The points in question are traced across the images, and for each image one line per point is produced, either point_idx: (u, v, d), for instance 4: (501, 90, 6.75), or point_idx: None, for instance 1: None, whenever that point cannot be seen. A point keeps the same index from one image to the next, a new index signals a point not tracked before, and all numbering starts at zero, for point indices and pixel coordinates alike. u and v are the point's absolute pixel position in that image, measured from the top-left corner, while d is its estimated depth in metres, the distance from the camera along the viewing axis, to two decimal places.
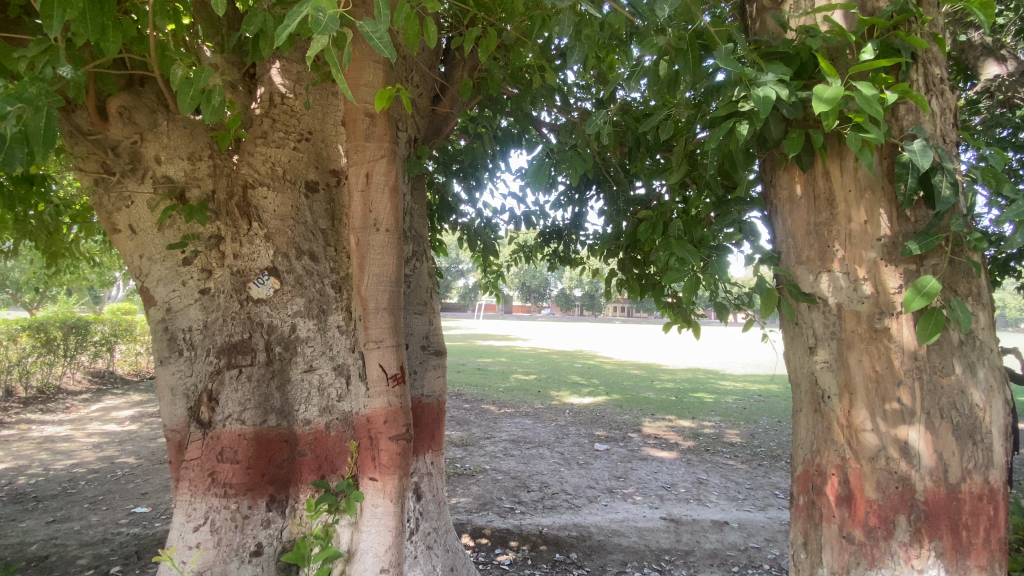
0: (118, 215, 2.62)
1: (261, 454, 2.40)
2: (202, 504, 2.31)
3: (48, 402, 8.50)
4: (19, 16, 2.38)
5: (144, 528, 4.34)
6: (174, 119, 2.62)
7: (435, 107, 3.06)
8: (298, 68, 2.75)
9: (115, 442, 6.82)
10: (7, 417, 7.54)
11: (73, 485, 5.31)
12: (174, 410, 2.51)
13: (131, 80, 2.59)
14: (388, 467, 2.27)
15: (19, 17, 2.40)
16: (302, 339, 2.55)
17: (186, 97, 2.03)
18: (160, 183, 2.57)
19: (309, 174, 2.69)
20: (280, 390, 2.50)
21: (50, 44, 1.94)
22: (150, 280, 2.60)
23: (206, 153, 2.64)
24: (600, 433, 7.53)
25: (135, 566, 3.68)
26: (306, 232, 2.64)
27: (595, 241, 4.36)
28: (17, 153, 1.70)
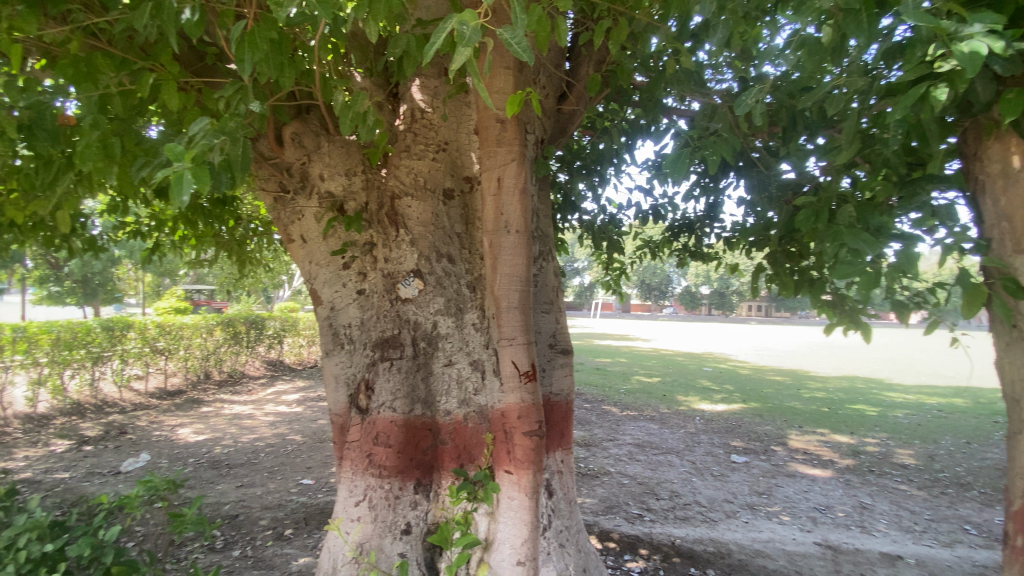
0: (293, 227, 3.01)
1: (409, 440, 2.60)
2: (362, 482, 2.56)
3: (235, 385, 10.21)
4: (214, 62, 2.78)
5: (310, 498, 4.99)
6: (334, 140, 2.95)
7: (560, 105, 3.04)
8: (434, 83, 2.93)
9: (285, 421, 7.97)
10: (207, 396, 9.20)
11: (255, 456, 6.31)
12: (337, 397, 2.83)
13: (300, 109, 2.96)
14: (523, 461, 2.33)
15: (215, 64, 2.80)
16: (442, 335, 2.72)
17: (346, 120, 2.27)
18: (324, 198, 2.91)
19: (446, 182, 2.86)
20: (424, 382, 2.69)
21: (241, 85, 2.28)
22: (318, 283, 2.95)
23: (359, 169, 2.94)
24: (736, 444, 6.96)
25: (304, 531, 4.26)
26: (444, 236, 2.81)
27: (733, 233, 4.04)
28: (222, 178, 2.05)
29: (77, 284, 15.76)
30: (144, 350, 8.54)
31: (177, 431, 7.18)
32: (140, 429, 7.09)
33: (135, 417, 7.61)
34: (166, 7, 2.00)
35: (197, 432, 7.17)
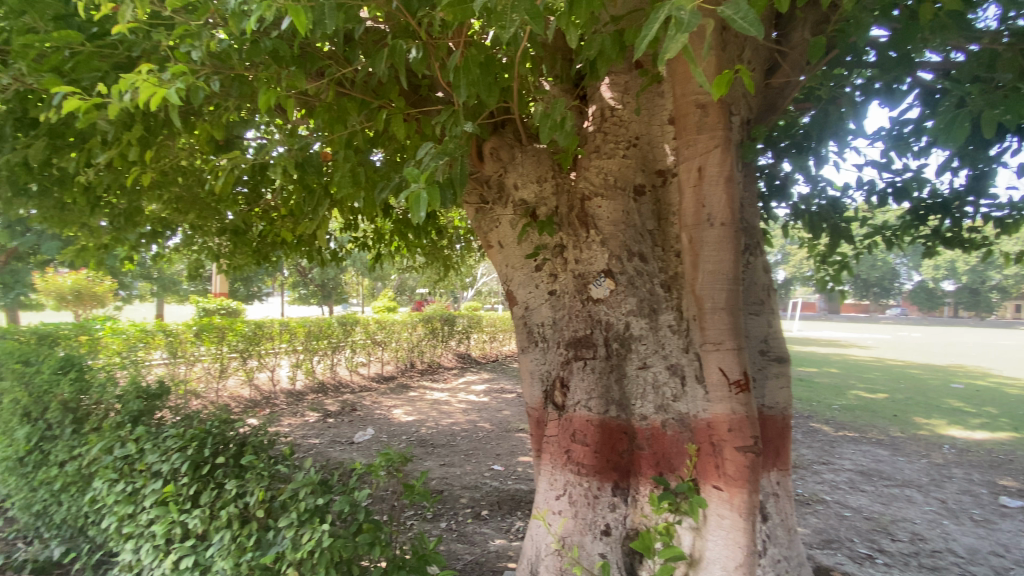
0: (491, 234, 3.13)
1: (606, 442, 2.58)
2: (561, 477, 2.61)
3: (434, 374, 11.59)
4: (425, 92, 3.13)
5: (501, 484, 5.37)
6: (526, 150, 3.04)
7: (768, 80, 2.72)
8: (625, 78, 2.89)
9: (476, 410, 8.75)
10: (413, 383, 10.63)
11: (453, 439, 7.04)
12: (533, 392, 2.94)
13: (496, 124, 3.14)
14: (735, 478, 2.15)
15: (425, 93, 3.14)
16: (637, 336, 2.65)
17: (545, 128, 2.32)
18: (518, 205, 2.99)
19: (637, 178, 2.79)
20: (619, 383, 2.64)
21: (454, 109, 2.52)
22: (513, 284, 3.05)
23: (549, 174, 3.00)
24: (1010, 484, 5.38)
25: (498, 514, 4.60)
26: (636, 234, 2.74)
27: (1016, 212, 3.12)
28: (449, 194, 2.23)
29: (317, 288, 19.67)
30: (367, 342, 10.26)
31: (392, 411, 8.43)
32: (365, 408, 8.52)
33: (361, 397, 9.18)
34: (397, 50, 2.31)
35: (407, 414, 8.32)
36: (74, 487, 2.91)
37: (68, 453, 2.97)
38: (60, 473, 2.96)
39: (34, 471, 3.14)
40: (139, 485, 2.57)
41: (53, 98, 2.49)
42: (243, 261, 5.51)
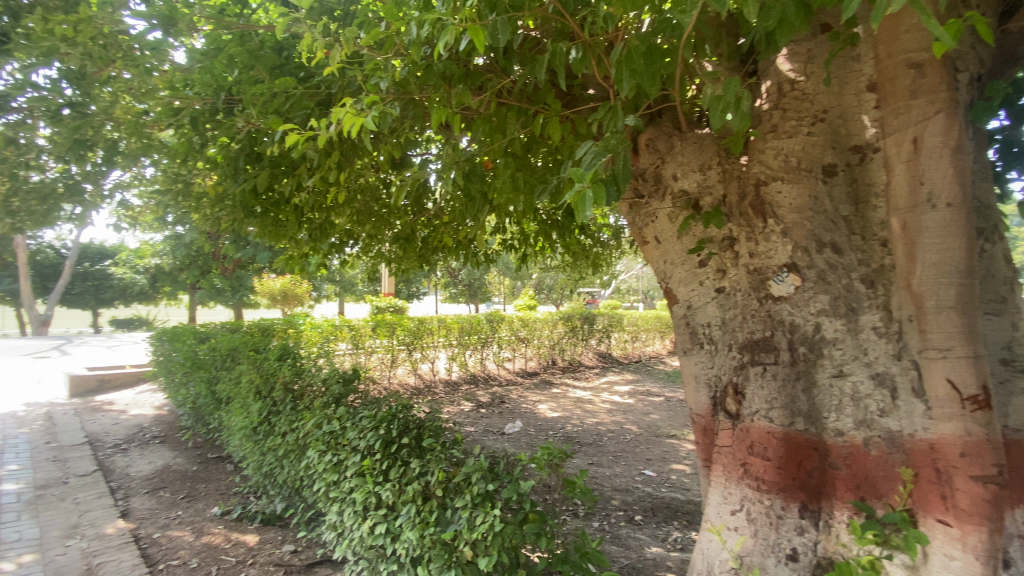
0: (647, 230, 2.98)
1: (791, 457, 2.31)
2: (737, 491, 2.41)
3: (576, 372, 11.63)
4: (577, 90, 3.12)
5: (653, 490, 5.17)
6: (687, 138, 2.85)
7: (1005, 25, 2.22)
8: (807, 47, 2.58)
9: (621, 411, 8.57)
10: (556, 380, 10.80)
11: (599, 439, 6.97)
12: (698, 397, 2.75)
13: (651, 115, 2.99)
14: (970, 514, 1.78)
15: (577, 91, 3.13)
16: (830, 340, 2.33)
17: (716, 113, 2.15)
18: (678, 197, 2.79)
19: (826, 157, 2.46)
20: (806, 393, 2.35)
21: (612, 104, 2.46)
22: (673, 281, 2.87)
23: (715, 161, 2.76)
24: None
25: (652, 520, 4.44)
26: (826, 222, 2.41)
27: None
28: (612, 191, 2.18)
29: (464, 288, 21.10)
30: (512, 338, 10.68)
31: (538, 406, 8.66)
32: (513, 401, 8.89)
33: (509, 391, 9.60)
34: (557, 54, 2.31)
35: (552, 410, 8.48)
36: (292, 454, 3.48)
37: (288, 425, 3.57)
38: (283, 441, 3.57)
39: (262, 439, 3.83)
40: (342, 457, 2.96)
41: (276, 133, 2.98)
42: (408, 265, 6.10)
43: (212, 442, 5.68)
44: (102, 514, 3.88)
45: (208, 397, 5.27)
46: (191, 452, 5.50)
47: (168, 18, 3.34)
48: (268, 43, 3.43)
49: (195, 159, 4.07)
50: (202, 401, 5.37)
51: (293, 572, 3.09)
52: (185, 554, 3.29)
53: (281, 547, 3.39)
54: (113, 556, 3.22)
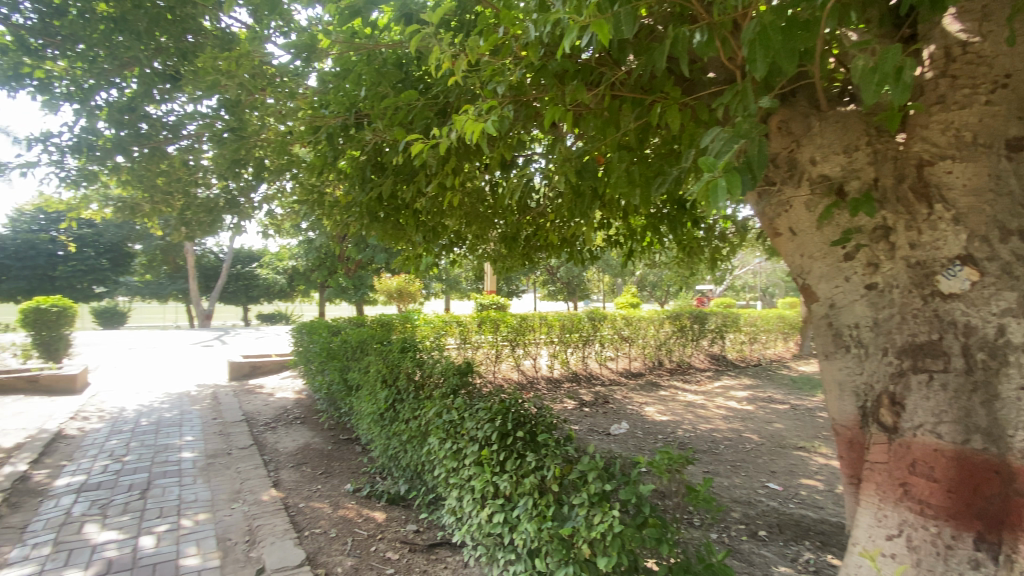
0: (780, 221, 2.73)
1: (965, 480, 2.00)
2: (895, 514, 2.15)
3: (686, 374, 11.04)
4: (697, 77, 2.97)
5: (780, 506, 4.74)
6: (827, 117, 2.56)
7: None
8: (983, 2, 2.22)
9: (739, 417, 7.97)
10: (663, 382, 10.34)
11: (715, 446, 6.55)
12: (844, 406, 2.53)
13: (783, 96, 2.74)
14: None
15: (697, 79, 2.99)
16: (1019, 345, 1.95)
17: (870, 88, 1.91)
18: (817, 183, 2.52)
19: (1010, 130, 2.11)
20: (986, 407, 2.00)
21: (742, 87, 2.30)
22: (812, 278, 2.61)
23: (863, 142, 2.46)
24: None
25: (779, 538, 4.08)
26: (1012, 206, 2.06)
27: None
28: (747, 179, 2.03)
29: (564, 286, 21.05)
30: (616, 337, 10.44)
31: (645, 408, 8.38)
32: (618, 402, 8.68)
33: (614, 391, 9.40)
34: (681, 39, 2.20)
35: (660, 413, 8.15)
36: (414, 440, 3.71)
37: (411, 413, 3.80)
38: (406, 427, 3.81)
39: (386, 425, 4.15)
40: (461, 446, 3.10)
41: (401, 143, 3.20)
42: (513, 264, 6.21)
43: (342, 425, 6.28)
44: (258, 482, 4.46)
45: (340, 383, 5.84)
46: (326, 433, 6.14)
47: (310, 47, 3.71)
48: (391, 60, 3.69)
49: (329, 171, 4.49)
50: (335, 388, 5.96)
51: (417, 551, 3.30)
52: (325, 524, 3.67)
53: (406, 526, 3.63)
54: (269, 519, 3.68)
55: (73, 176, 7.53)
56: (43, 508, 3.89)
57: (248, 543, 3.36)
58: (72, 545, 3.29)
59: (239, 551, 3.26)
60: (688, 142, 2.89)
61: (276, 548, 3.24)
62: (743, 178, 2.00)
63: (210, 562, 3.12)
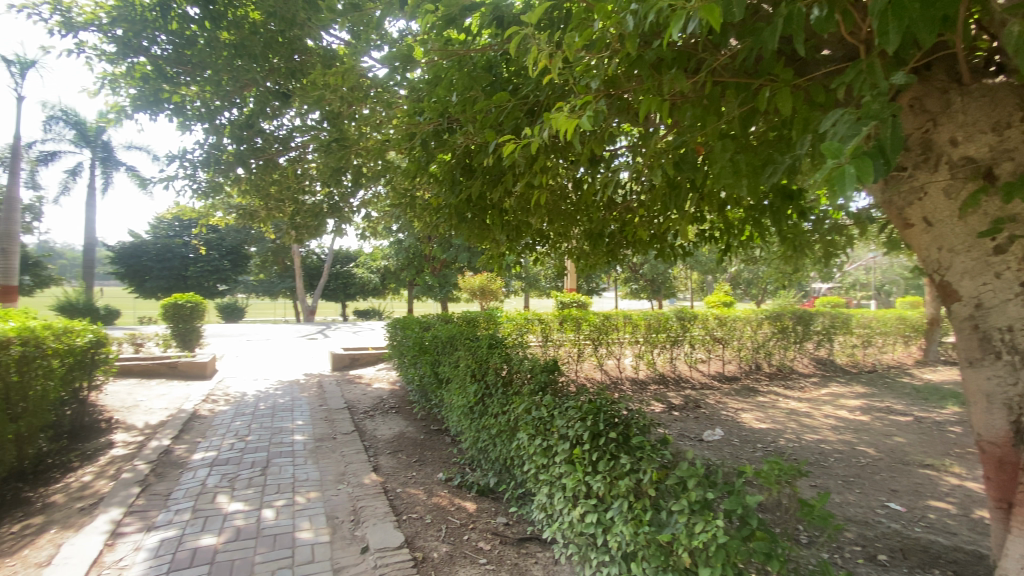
0: (910, 211, 2.49)
1: None
2: None
3: (787, 380, 10.21)
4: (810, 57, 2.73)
5: (903, 529, 4.23)
6: (970, 90, 2.28)
7: None
8: None
9: (850, 429, 7.23)
10: (761, 387, 9.64)
11: (824, 459, 5.99)
12: (992, 418, 2.31)
13: (916, 70, 2.46)
14: None
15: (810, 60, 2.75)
16: None
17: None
18: (959, 166, 2.27)
19: None
20: None
21: (869, 63, 2.08)
22: (952, 274, 2.37)
23: (1017, 116, 2.18)
24: None
25: (904, 565, 3.64)
26: None
27: None
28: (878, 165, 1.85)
29: (649, 283, 20.37)
30: (707, 338, 9.91)
31: (741, 414, 7.87)
32: (710, 406, 8.24)
33: (705, 395, 8.94)
34: (796, 16, 2.03)
35: (758, 420, 7.61)
36: (503, 435, 3.77)
37: (500, 408, 3.87)
38: (495, 421, 3.87)
39: (475, 419, 4.25)
40: (551, 443, 3.10)
41: (492, 145, 3.26)
42: (597, 261, 6.10)
43: (433, 416, 6.56)
44: (360, 467, 4.79)
45: (431, 376, 6.10)
46: (418, 423, 6.44)
47: (405, 59, 3.86)
48: (481, 64, 3.75)
49: (421, 175, 4.68)
50: (426, 380, 6.23)
51: (507, 544, 3.36)
52: (421, 510, 3.85)
53: (496, 518, 3.72)
54: (371, 501, 3.94)
55: (203, 188, 8.53)
56: (184, 479, 4.44)
57: (352, 523, 3.62)
58: (207, 513, 3.73)
59: (346, 529, 3.51)
60: (801, 127, 2.67)
61: (377, 530, 3.45)
62: (875, 164, 1.82)
63: (321, 537, 3.38)
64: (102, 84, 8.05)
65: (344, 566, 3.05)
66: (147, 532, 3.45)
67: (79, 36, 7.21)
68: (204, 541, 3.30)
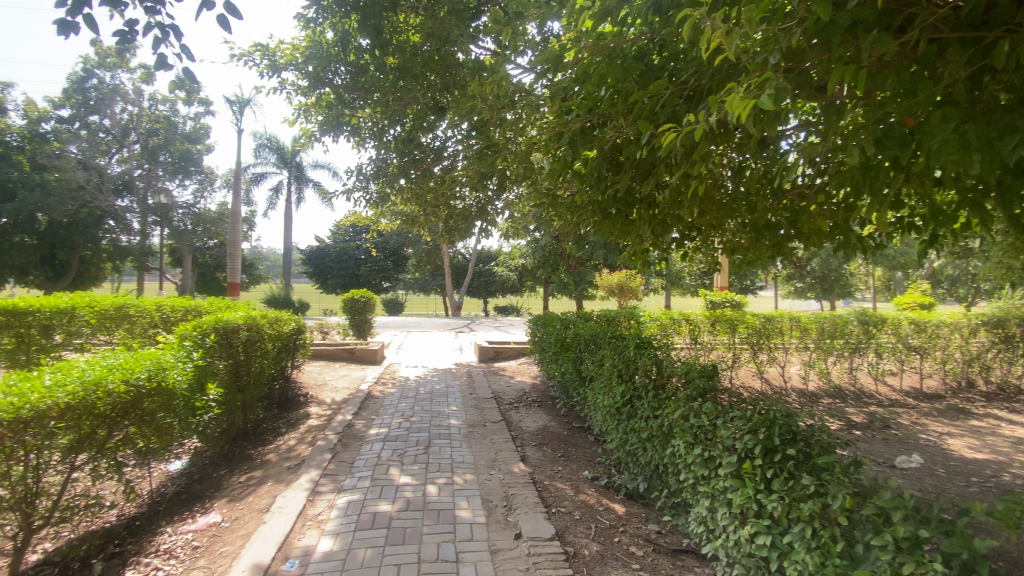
0: None
1: None
2: None
3: (1014, 402, 8.16)
4: None
5: None
6: None
7: None
8: None
9: None
10: (975, 408, 7.85)
11: None
12: None
13: None
14: None
15: None
16: None
17: None
18: None
19: None
20: None
21: None
22: None
23: None
24: None
25: None
26: None
27: None
28: None
29: (816, 281, 17.92)
30: (899, 347, 8.37)
31: (946, 439, 6.50)
32: (903, 428, 6.94)
33: (895, 413, 7.57)
34: None
35: (972, 448, 6.21)
36: (656, 439, 3.60)
37: (651, 411, 3.71)
38: (646, 425, 3.72)
39: (622, 421, 4.15)
40: (714, 454, 2.89)
41: (647, 137, 3.13)
42: (758, 256, 5.52)
43: (575, 413, 6.58)
44: (509, 455, 5.00)
45: (574, 373, 6.11)
46: (562, 419, 6.51)
47: (556, 59, 3.86)
48: (633, 55, 3.62)
49: (566, 173, 4.68)
50: (570, 377, 6.26)
51: (661, 552, 3.23)
52: (569, 505, 3.89)
53: (646, 524, 3.59)
54: (521, 490, 4.09)
55: (373, 198, 9.68)
56: (363, 450, 5.11)
57: (505, 508, 3.80)
58: (382, 483, 4.23)
59: (499, 513, 3.70)
60: None
61: (529, 519, 3.57)
62: None
63: (478, 518, 3.61)
64: (298, 114, 9.60)
65: (500, 549, 3.21)
66: (337, 493, 4.03)
67: (282, 75, 8.67)
68: (382, 508, 3.74)
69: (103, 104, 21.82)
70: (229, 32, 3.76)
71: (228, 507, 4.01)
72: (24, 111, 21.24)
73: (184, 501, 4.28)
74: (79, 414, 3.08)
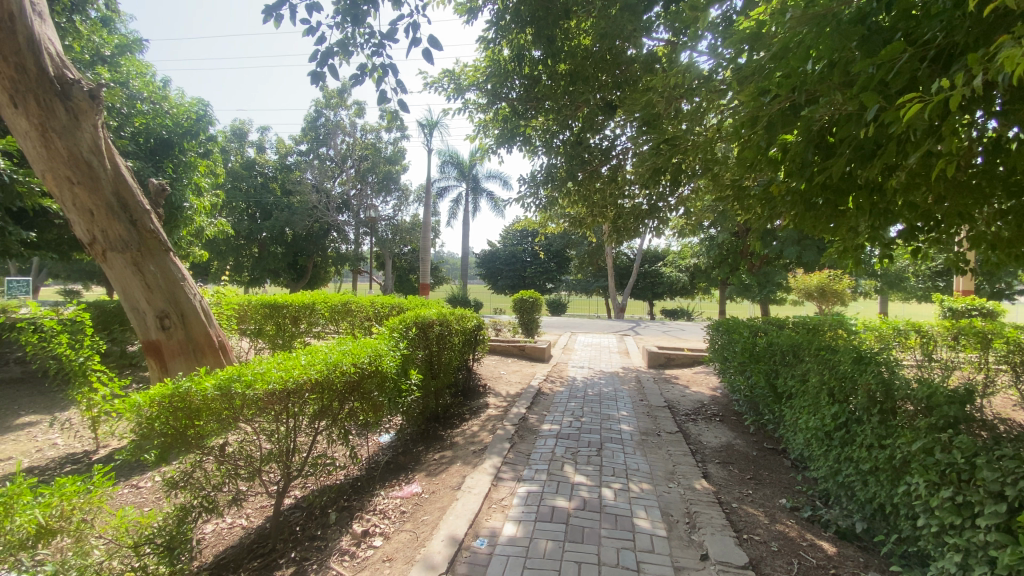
0: None
1: None
2: None
3: None
4: None
5: None
6: None
7: None
8: None
9: None
10: None
11: None
12: None
13: None
14: None
15: None
16: None
17: None
18: None
19: None
20: None
21: None
22: None
23: None
24: None
25: None
26: None
27: None
28: None
29: None
30: None
31: None
32: None
33: None
34: None
35: None
36: (883, 473, 3.02)
37: (876, 439, 3.13)
38: (869, 455, 3.14)
39: (834, 448, 3.57)
40: (975, 502, 2.31)
41: (873, 112, 2.63)
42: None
43: (767, 433, 5.90)
44: (689, 470, 4.70)
45: (766, 388, 5.48)
46: (749, 438, 5.90)
47: (754, 36, 3.49)
48: (852, 18, 3.11)
49: (759, 161, 4.21)
50: (760, 391, 5.63)
51: None
52: (764, 534, 3.50)
53: (867, 572, 3.03)
54: (705, 509, 3.81)
55: (542, 203, 10.06)
56: (539, 444, 5.33)
57: (688, 525, 3.58)
58: (559, 478, 4.34)
59: (682, 530, 3.50)
60: None
61: (716, 541, 3.31)
62: None
63: (658, 530, 3.47)
64: (478, 130, 10.46)
65: (685, 567, 3.03)
66: (518, 482, 4.27)
67: (466, 96, 9.56)
68: (560, 503, 3.84)
69: (329, 137, 26.72)
70: (432, 62, 4.28)
71: (426, 481, 4.54)
72: (279, 149, 27.17)
73: (391, 470, 4.98)
74: (322, 389, 3.79)
